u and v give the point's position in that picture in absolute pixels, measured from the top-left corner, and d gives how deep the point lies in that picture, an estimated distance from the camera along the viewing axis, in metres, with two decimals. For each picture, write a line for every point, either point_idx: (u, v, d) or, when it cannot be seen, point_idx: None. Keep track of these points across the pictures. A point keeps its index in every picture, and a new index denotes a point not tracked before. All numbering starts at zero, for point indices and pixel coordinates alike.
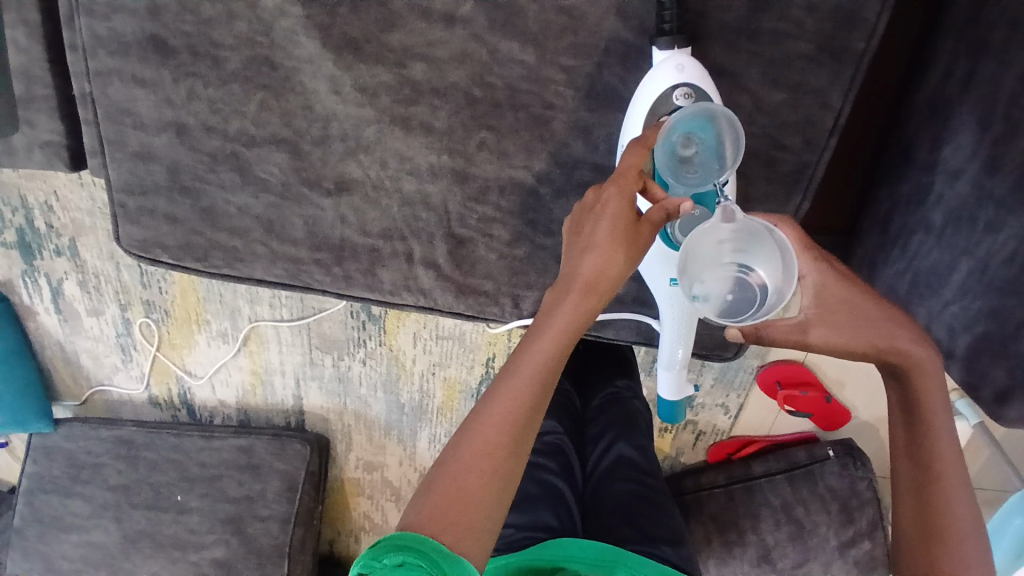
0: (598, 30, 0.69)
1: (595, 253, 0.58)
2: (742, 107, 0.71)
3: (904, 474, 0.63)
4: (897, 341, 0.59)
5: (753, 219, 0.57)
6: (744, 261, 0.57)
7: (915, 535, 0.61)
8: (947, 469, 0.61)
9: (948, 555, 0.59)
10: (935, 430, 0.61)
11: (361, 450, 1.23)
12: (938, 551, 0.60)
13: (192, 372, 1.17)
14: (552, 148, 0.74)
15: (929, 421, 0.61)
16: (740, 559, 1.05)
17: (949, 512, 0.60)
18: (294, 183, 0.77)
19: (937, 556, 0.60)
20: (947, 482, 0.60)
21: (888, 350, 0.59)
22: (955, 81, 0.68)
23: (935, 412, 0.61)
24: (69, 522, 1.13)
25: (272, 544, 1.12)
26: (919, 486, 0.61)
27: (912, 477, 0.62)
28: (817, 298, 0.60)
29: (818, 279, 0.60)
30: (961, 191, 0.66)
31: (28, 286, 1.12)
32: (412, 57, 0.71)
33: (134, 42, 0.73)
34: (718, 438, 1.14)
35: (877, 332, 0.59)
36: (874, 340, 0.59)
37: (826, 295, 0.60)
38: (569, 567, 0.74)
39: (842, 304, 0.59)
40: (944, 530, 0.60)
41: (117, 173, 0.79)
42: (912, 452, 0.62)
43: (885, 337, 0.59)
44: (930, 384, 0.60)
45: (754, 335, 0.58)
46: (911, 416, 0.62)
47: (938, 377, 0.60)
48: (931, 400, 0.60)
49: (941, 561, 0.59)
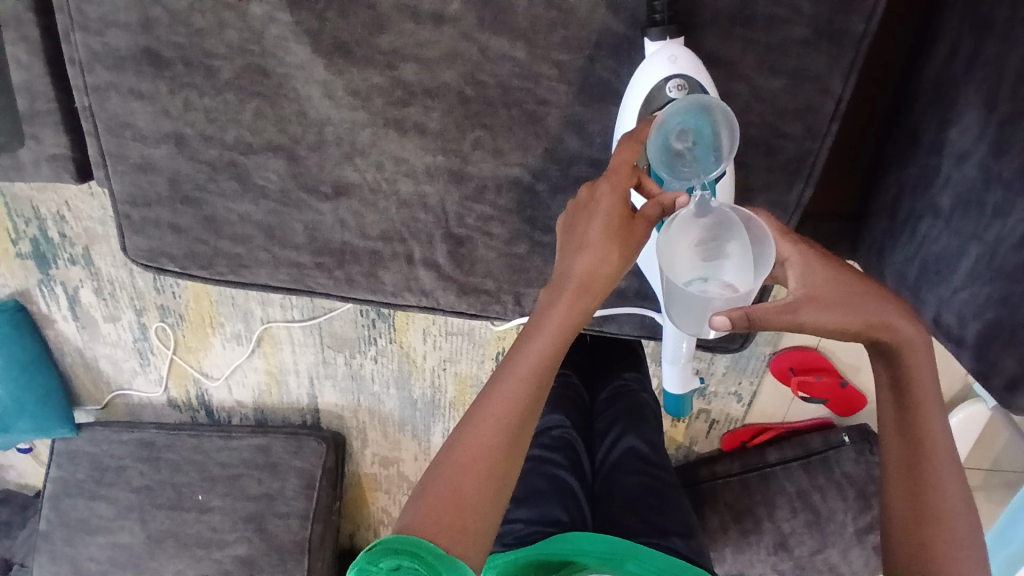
0: (588, 23, 0.68)
1: (588, 252, 0.58)
2: (739, 97, 0.70)
3: (894, 453, 0.62)
4: (887, 317, 0.58)
5: (728, 209, 0.57)
6: (714, 264, 0.57)
7: (907, 514, 0.60)
8: (939, 447, 0.60)
9: (938, 532, 0.59)
10: (924, 407, 0.60)
11: (377, 445, 1.24)
12: (931, 531, 0.59)
13: (209, 373, 1.19)
14: (547, 144, 0.73)
15: (918, 398, 0.60)
16: (756, 546, 1.06)
17: (940, 490, 0.60)
18: (292, 189, 0.77)
19: (929, 535, 0.59)
20: (939, 460, 0.60)
21: (877, 326, 0.58)
22: (960, 60, 0.66)
23: (925, 388, 0.60)
24: (95, 524, 1.16)
25: (292, 540, 1.14)
26: (910, 464, 0.61)
27: (903, 455, 0.61)
28: (805, 279, 0.58)
29: (804, 260, 0.58)
30: (969, 174, 0.65)
31: (46, 295, 1.14)
32: (403, 58, 0.71)
33: (130, 56, 0.73)
34: (732, 427, 1.13)
35: (870, 309, 0.58)
36: (865, 317, 0.58)
37: (812, 273, 0.58)
38: (579, 560, 0.73)
39: (830, 283, 0.58)
40: (936, 508, 0.59)
41: (121, 186, 0.80)
42: (903, 430, 0.61)
43: (875, 313, 0.58)
44: (921, 362, 0.60)
45: (744, 319, 0.53)
46: (901, 393, 0.61)
47: (928, 355, 0.59)
48: (921, 378, 0.60)
49: (933, 538, 0.59)
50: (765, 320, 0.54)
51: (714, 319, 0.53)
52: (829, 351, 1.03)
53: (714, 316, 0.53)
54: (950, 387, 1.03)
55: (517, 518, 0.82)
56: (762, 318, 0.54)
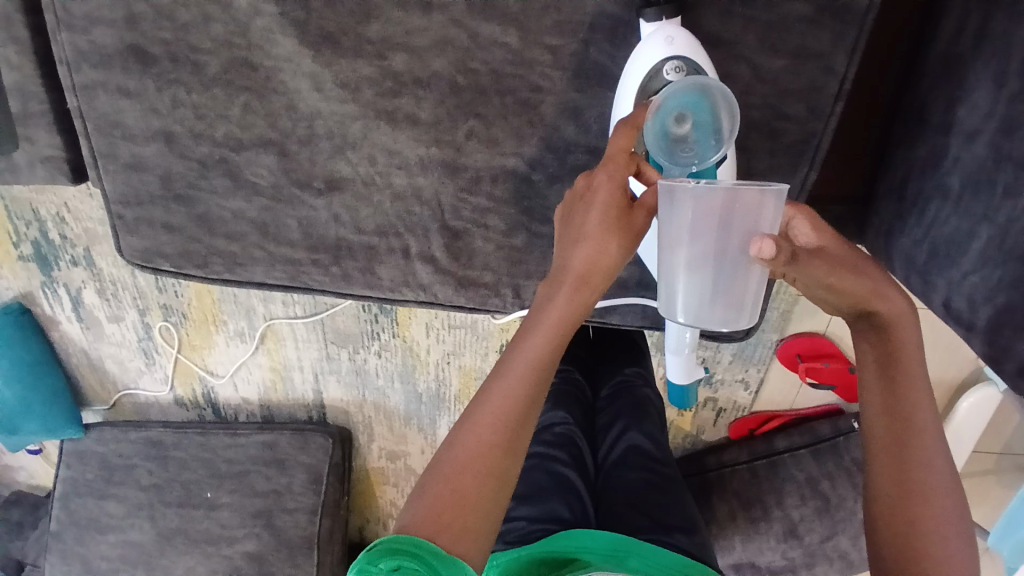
0: (582, 5, 0.66)
1: (586, 244, 0.56)
2: (739, 78, 0.68)
3: (879, 432, 0.60)
4: (881, 289, 0.59)
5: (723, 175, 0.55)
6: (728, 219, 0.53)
7: (893, 493, 0.59)
8: (925, 425, 0.59)
9: (925, 509, 0.57)
10: (912, 383, 0.60)
11: (384, 439, 1.23)
12: (919, 510, 0.57)
13: (214, 371, 1.18)
14: (542, 132, 0.71)
15: (906, 373, 0.60)
16: (766, 535, 1.04)
17: (926, 466, 0.58)
18: (285, 185, 0.76)
19: (918, 513, 0.57)
20: (925, 438, 0.59)
21: (873, 297, 0.59)
22: (969, 34, 0.63)
23: (912, 364, 0.60)
24: (105, 523, 1.17)
25: (301, 535, 1.14)
26: (897, 442, 0.59)
27: (890, 433, 0.60)
28: (816, 239, 0.58)
29: (813, 220, 0.58)
30: (978, 153, 0.63)
31: (49, 297, 1.14)
32: (392, 47, 0.69)
33: (116, 53, 0.72)
34: (740, 415, 1.11)
35: (870, 277, 0.58)
36: (865, 284, 0.58)
37: (822, 235, 0.58)
38: (582, 558, 0.71)
39: (838, 247, 0.58)
40: (924, 486, 0.58)
41: (113, 186, 0.79)
42: (890, 407, 0.60)
43: (871, 284, 0.58)
44: (909, 337, 0.60)
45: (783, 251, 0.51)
46: (888, 371, 0.60)
47: (915, 330, 0.60)
48: (908, 353, 0.60)
49: (922, 518, 0.57)
50: (790, 257, 0.54)
51: (760, 245, 0.51)
52: (837, 336, 1.01)
53: (760, 241, 0.51)
54: (961, 371, 1.01)
55: (519, 516, 0.80)
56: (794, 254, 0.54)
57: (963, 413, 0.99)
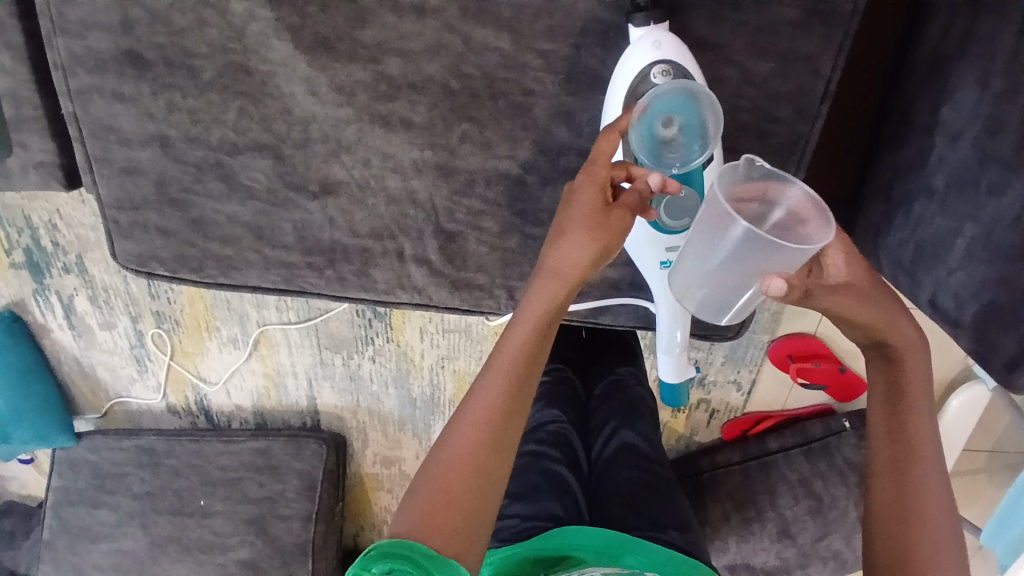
0: (573, 10, 0.67)
1: (568, 242, 0.58)
2: (728, 82, 0.69)
3: (881, 457, 0.61)
4: (897, 322, 0.59)
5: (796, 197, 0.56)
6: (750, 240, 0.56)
7: (890, 516, 0.60)
8: (926, 451, 0.60)
9: (922, 533, 0.58)
10: (916, 411, 0.61)
11: (378, 445, 1.23)
12: (914, 533, 0.58)
13: (207, 378, 1.18)
14: (535, 135, 0.72)
15: (912, 401, 0.61)
16: (760, 535, 1.04)
17: (922, 487, 0.59)
18: (279, 188, 0.77)
19: (914, 536, 0.58)
20: (926, 464, 0.60)
21: (889, 328, 0.59)
22: (952, 38, 0.65)
23: (920, 393, 0.61)
24: (97, 532, 1.16)
25: (295, 542, 1.14)
26: (897, 467, 0.60)
27: (891, 457, 0.61)
28: (847, 270, 0.58)
29: (849, 249, 0.59)
30: (963, 154, 0.64)
31: (41, 304, 1.14)
32: (386, 51, 0.70)
33: (111, 58, 0.72)
34: (732, 416, 1.12)
35: (890, 311, 0.59)
36: (884, 318, 0.59)
37: (854, 265, 0.59)
38: (576, 555, 0.71)
39: (867, 279, 0.59)
40: (920, 511, 0.59)
41: (107, 190, 0.79)
42: (893, 432, 0.61)
43: (890, 317, 0.59)
44: (919, 367, 0.61)
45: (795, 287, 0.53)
46: (894, 398, 0.61)
47: (926, 361, 0.61)
48: (916, 382, 0.61)
49: (917, 540, 0.58)
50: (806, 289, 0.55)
51: (770, 282, 0.52)
52: (827, 337, 1.03)
53: (772, 278, 0.51)
54: (950, 371, 1.02)
55: (514, 513, 0.80)
56: (812, 288, 0.55)
57: (950, 414, 1.01)
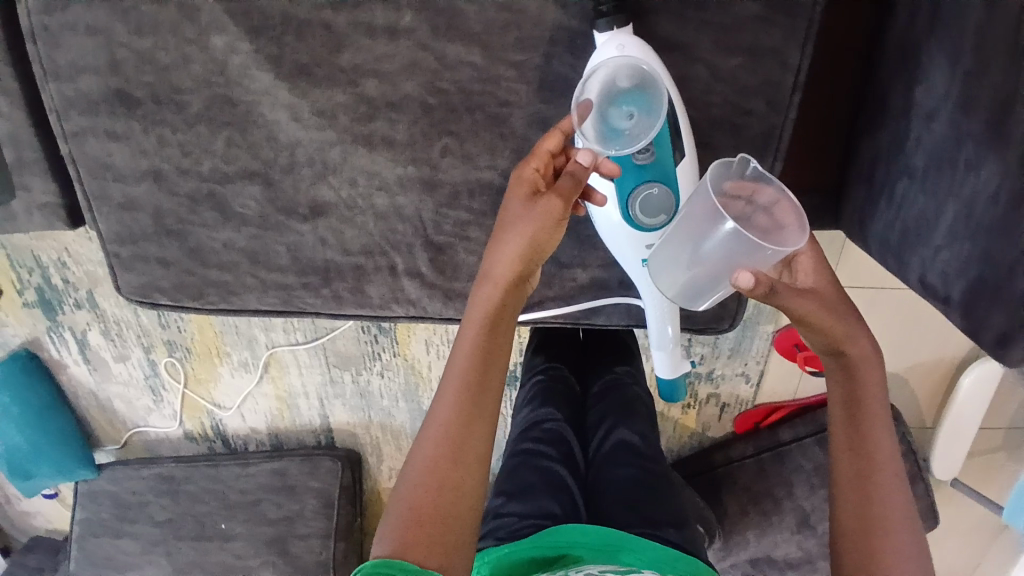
0: (541, 21, 0.68)
1: (503, 252, 0.63)
2: (699, 79, 0.70)
3: (844, 469, 0.63)
4: (853, 334, 0.62)
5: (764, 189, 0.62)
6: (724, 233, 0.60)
7: (854, 527, 0.61)
8: (885, 461, 0.62)
9: (886, 541, 0.60)
10: (874, 421, 0.63)
11: (393, 459, 1.24)
12: (878, 542, 0.60)
13: (221, 404, 1.21)
14: (514, 145, 0.74)
15: (869, 412, 0.63)
16: (778, 526, 1.04)
17: (886, 499, 0.61)
18: (271, 213, 0.79)
19: (877, 545, 0.60)
20: (886, 474, 0.62)
21: (847, 341, 0.62)
22: (920, 20, 0.66)
23: (875, 404, 0.63)
24: (122, 561, 1.18)
25: (316, 560, 1.15)
26: (860, 478, 0.62)
27: (854, 469, 0.62)
28: (813, 276, 0.63)
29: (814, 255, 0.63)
30: (937, 132, 0.64)
31: (55, 341, 1.17)
32: (364, 73, 0.71)
33: (101, 99, 0.75)
34: (743, 408, 1.12)
35: (846, 321, 0.62)
36: (843, 329, 0.62)
37: (819, 273, 0.63)
38: (573, 553, 0.72)
39: (828, 287, 0.63)
40: (884, 520, 0.60)
41: (107, 226, 0.82)
42: (853, 445, 0.63)
43: (847, 329, 0.62)
44: (874, 377, 0.63)
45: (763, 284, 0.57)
46: (852, 409, 0.63)
47: (879, 371, 0.64)
48: (872, 394, 0.63)
49: (882, 549, 0.59)
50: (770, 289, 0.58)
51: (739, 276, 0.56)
52: None
53: (740, 273, 0.56)
54: (958, 350, 1.03)
55: (511, 512, 0.81)
56: (778, 286, 0.59)
57: (964, 392, 0.99)
